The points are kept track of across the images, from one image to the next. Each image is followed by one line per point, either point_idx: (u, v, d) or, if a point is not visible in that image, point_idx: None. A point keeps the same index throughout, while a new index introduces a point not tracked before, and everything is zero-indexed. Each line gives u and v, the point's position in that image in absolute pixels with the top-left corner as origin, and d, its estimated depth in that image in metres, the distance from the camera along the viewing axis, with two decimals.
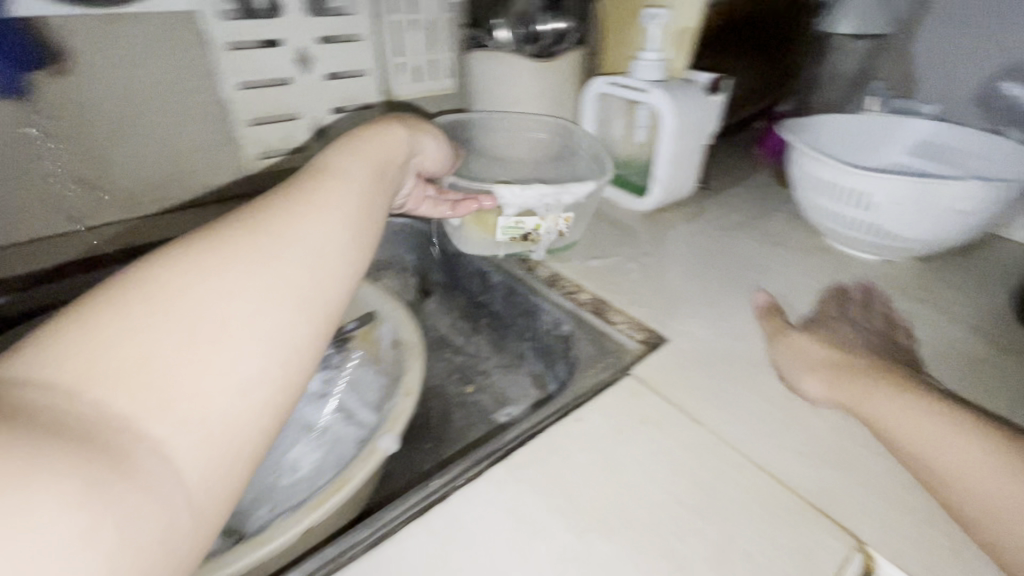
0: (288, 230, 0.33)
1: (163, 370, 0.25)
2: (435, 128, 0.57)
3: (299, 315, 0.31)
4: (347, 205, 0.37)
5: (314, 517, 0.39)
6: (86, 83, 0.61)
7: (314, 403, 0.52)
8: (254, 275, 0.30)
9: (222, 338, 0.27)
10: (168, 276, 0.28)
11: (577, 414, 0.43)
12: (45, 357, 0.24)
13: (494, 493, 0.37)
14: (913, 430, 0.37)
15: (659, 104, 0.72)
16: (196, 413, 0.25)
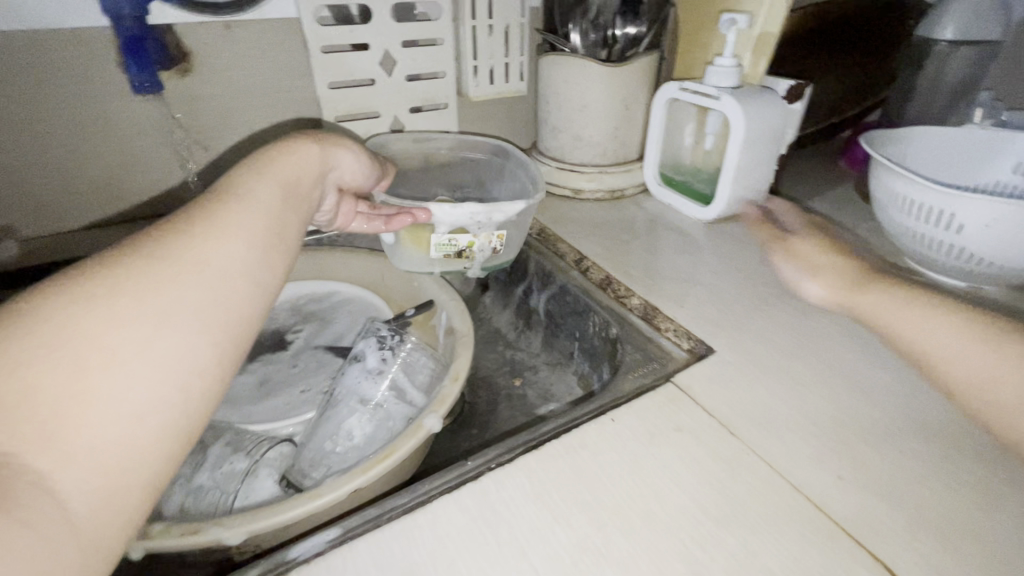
0: (192, 254, 0.32)
1: (37, 409, 0.25)
2: (354, 141, 0.54)
3: (205, 337, 0.31)
4: (258, 225, 0.37)
5: (362, 480, 0.43)
6: (203, 82, 0.70)
7: (371, 378, 0.54)
8: (154, 300, 0.30)
9: (114, 367, 0.27)
10: (56, 307, 0.27)
11: (612, 415, 0.44)
12: None
13: (523, 479, 0.39)
14: (937, 337, 0.42)
15: (731, 111, 0.70)
16: (80, 446, 0.26)
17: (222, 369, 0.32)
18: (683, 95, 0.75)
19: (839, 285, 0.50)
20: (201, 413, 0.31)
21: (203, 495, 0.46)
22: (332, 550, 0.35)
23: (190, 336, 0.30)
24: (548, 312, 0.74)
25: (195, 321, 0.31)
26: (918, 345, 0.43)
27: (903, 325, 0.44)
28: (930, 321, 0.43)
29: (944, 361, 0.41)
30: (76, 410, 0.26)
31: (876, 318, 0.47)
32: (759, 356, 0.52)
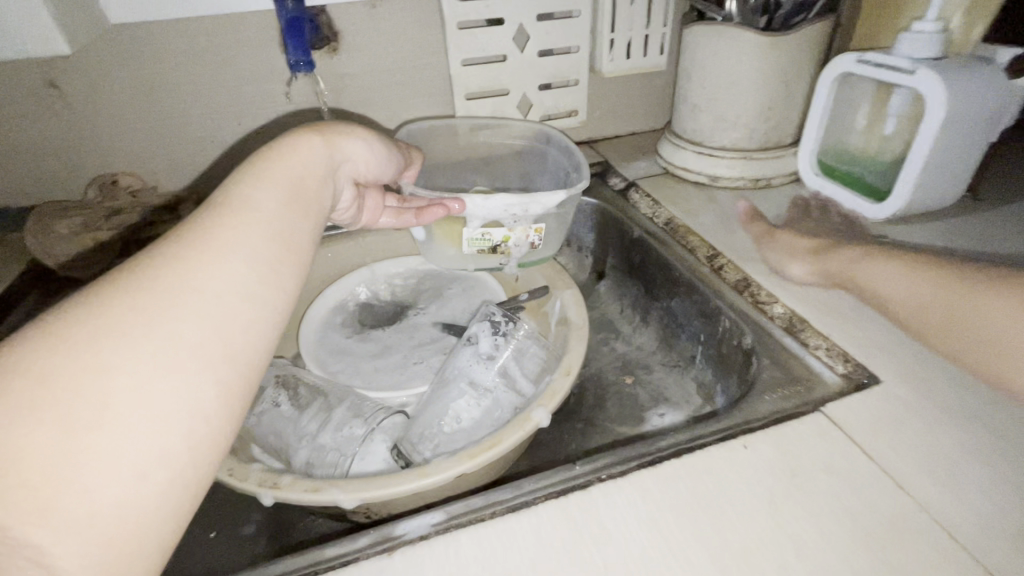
0: (184, 289, 0.32)
1: (15, 476, 0.25)
2: (362, 128, 0.53)
3: (204, 378, 0.31)
4: (255, 245, 0.36)
5: (466, 467, 0.43)
6: (349, 61, 0.74)
7: (481, 363, 0.54)
8: (147, 348, 0.29)
9: (105, 423, 0.27)
10: (43, 361, 0.27)
11: (743, 441, 0.39)
12: None
13: (635, 498, 0.36)
14: (901, 285, 0.48)
15: (926, 88, 0.57)
16: (73, 509, 0.26)
17: (226, 407, 0.32)
18: (859, 69, 0.63)
19: (813, 259, 0.57)
20: (208, 456, 0.31)
21: (323, 454, 0.49)
22: (436, 536, 0.35)
23: (187, 378, 0.30)
24: (670, 309, 0.68)
25: (192, 362, 0.31)
26: (885, 298, 0.49)
27: (874, 282, 0.51)
28: (890, 274, 0.49)
29: (895, 308, 0.48)
30: (62, 473, 0.26)
31: (852, 283, 0.53)
32: (939, 395, 0.43)
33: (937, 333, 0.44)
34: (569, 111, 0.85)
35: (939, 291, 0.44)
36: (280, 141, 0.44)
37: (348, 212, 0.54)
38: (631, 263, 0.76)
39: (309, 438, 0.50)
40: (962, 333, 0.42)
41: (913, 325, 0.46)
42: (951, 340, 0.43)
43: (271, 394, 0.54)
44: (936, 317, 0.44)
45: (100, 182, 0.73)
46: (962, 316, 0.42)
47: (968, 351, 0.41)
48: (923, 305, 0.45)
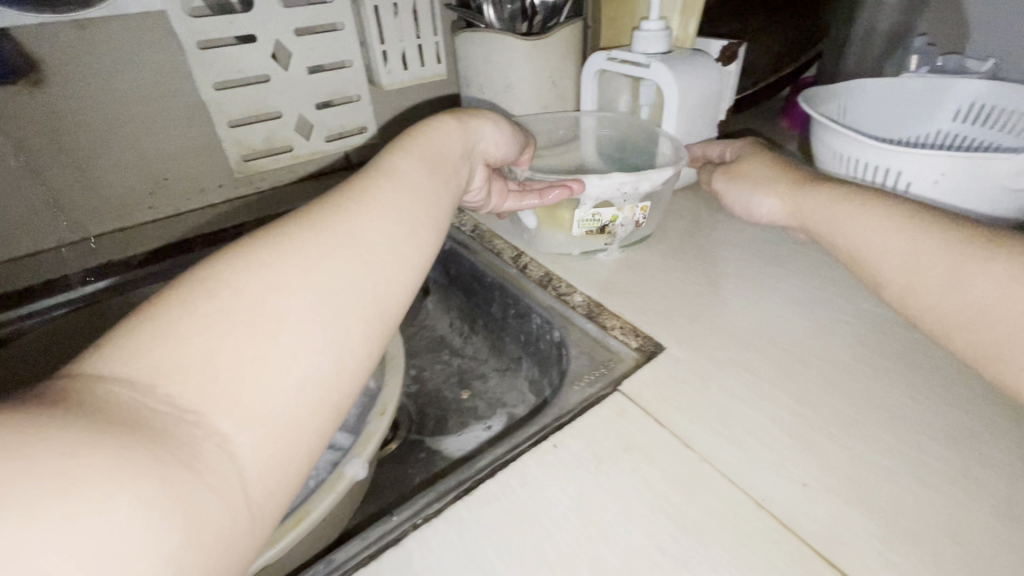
0: (345, 229, 0.34)
1: (218, 365, 0.26)
2: (494, 114, 0.55)
3: (355, 315, 0.32)
4: (402, 203, 0.38)
5: (269, 557, 0.36)
6: (60, 95, 0.60)
7: None
8: (312, 274, 0.31)
9: (279, 333, 0.29)
10: (229, 275, 0.30)
11: (554, 440, 0.39)
12: (123, 353, 0.26)
13: (452, 537, 0.33)
14: (886, 244, 0.43)
15: (661, 79, 0.65)
16: (253, 407, 0.26)
17: (368, 347, 0.32)
18: (610, 65, 0.70)
19: (788, 196, 0.53)
20: (350, 388, 0.31)
21: None
22: None
23: (344, 310, 0.31)
24: (490, 316, 0.68)
25: (345, 294, 0.32)
26: (858, 247, 0.45)
27: (851, 228, 0.46)
28: (882, 227, 0.43)
29: (876, 262, 0.43)
30: (246, 373, 0.27)
31: (827, 230, 0.48)
32: (712, 349, 0.48)
33: (914, 301, 0.41)
34: (357, 128, 0.81)
35: (938, 251, 0.40)
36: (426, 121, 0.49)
37: (478, 194, 0.54)
38: (449, 274, 0.74)
39: None
40: (952, 305, 0.38)
41: (888, 286, 0.43)
42: (943, 317, 0.39)
43: None
44: (926, 285, 0.40)
45: None
46: (957, 286, 0.38)
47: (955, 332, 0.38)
48: (913, 266, 0.41)
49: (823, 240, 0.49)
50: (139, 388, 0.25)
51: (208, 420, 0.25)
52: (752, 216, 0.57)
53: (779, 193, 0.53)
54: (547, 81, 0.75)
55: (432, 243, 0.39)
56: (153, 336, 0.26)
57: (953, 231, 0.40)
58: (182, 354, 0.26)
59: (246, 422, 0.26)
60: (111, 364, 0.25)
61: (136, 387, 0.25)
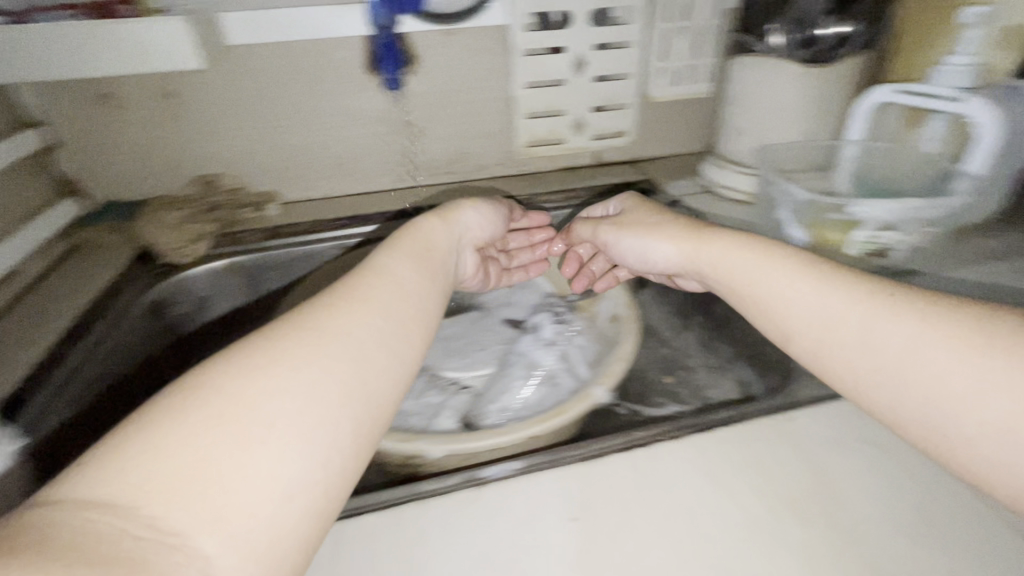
0: (335, 330, 0.38)
1: (204, 476, 0.28)
2: (471, 199, 0.60)
3: (342, 414, 0.35)
4: (389, 302, 0.42)
5: (538, 429, 0.49)
6: (424, 82, 0.84)
7: (541, 348, 0.62)
8: (298, 377, 0.34)
9: (267, 439, 0.31)
10: (217, 384, 0.32)
11: (789, 414, 0.44)
12: (107, 477, 0.28)
13: (696, 455, 0.41)
14: (855, 349, 0.39)
15: (978, 115, 0.63)
16: (235, 524, 0.28)
17: (348, 442, 0.35)
18: (898, 96, 0.68)
19: (684, 244, 0.53)
20: (335, 480, 0.33)
21: (405, 417, 0.55)
22: (520, 476, 0.40)
23: (334, 407, 0.34)
24: (713, 316, 0.77)
25: (330, 395, 0.35)
26: (800, 333, 0.42)
27: (777, 301, 0.44)
28: (798, 298, 0.42)
29: (778, 312, 0.43)
30: (231, 482, 0.29)
31: (720, 278, 0.49)
32: None
33: (842, 380, 0.40)
34: (618, 132, 0.93)
35: (873, 315, 0.38)
36: (416, 218, 0.54)
37: (476, 278, 0.60)
38: None
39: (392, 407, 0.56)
40: (866, 365, 0.38)
41: (797, 339, 0.42)
42: (906, 415, 0.36)
43: None
44: (834, 340, 0.40)
45: (199, 181, 0.84)
46: (868, 341, 0.38)
47: (883, 396, 0.37)
48: (825, 323, 0.40)
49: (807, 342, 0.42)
50: (122, 510, 0.26)
51: (188, 539, 0.27)
52: (650, 262, 0.57)
53: (673, 241, 0.53)
54: (816, 107, 0.77)
55: (413, 334, 0.42)
56: (132, 457, 0.28)
57: (866, 280, 0.41)
58: (160, 472, 0.28)
59: (223, 533, 0.28)
60: (89, 489, 0.27)
61: (114, 510, 0.26)
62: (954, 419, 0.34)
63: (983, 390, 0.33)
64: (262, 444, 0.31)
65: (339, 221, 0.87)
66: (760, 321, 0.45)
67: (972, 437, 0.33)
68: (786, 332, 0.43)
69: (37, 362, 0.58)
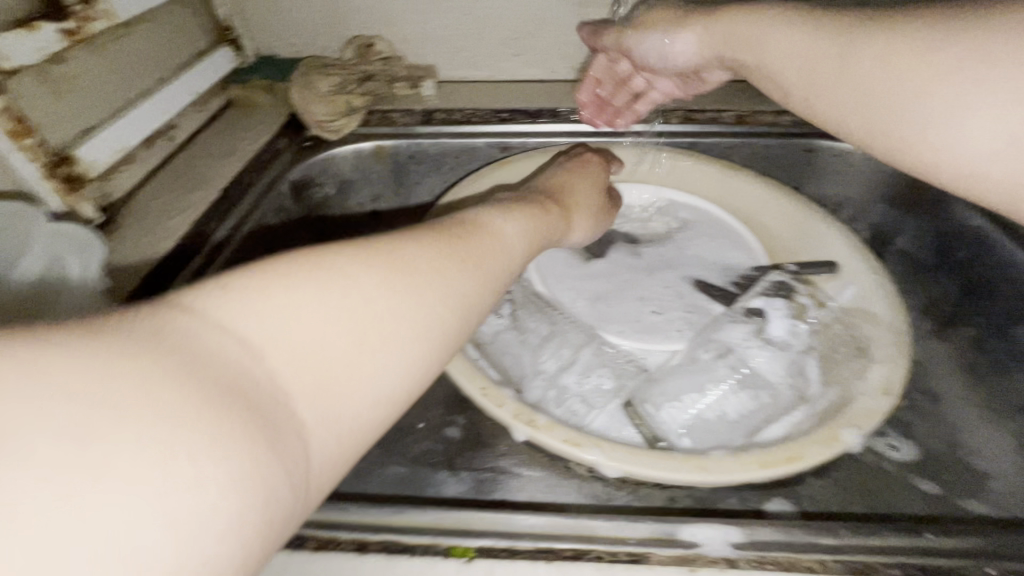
0: (457, 270, 0.27)
1: (315, 363, 0.21)
2: (585, 217, 0.48)
3: (442, 355, 0.26)
4: (502, 272, 0.30)
5: (755, 476, 0.34)
6: None
7: (757, 343, 0.44)
8: (420, 299, 0.25)
9: (377, 352, 0.23)
10: (356, 266, 0.24)
11: None
12: (234, 296, 0.21)
13: None
14: (870, 94, 0.35)
15: None
16: (336, 418, 0.21)
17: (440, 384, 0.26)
18: None
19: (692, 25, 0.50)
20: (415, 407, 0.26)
21: (566, 399, 0.43)
22: (747, 566, 0.29)
23: (437, 350, 0.25)
24: (1002, 329, 0.54)
25: (439, 330, 0.25)
26: (816, 112, 0.40)
27: (762, 49, 0.43)
28: (777, 35, 0.42)
29: (770, 64, 0.43)
30: (337, 378, 0.21)
31: (736, 55, 0.47)
32: None
33: (872, 141, 0.36)
34: None
35: (837, 46, 0.38)
36: (537, 199, 0.42)
37: None
38: (946, 254, 0.59)
39: (546, 377, 0.45)
40: (837, 90, 0.38)
41: (792, 95, 0.42)
42: (922, 152, 0.33)
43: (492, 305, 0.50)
44: (819, 74, 0.39)
45: (358, 43, 0.72)
46: (858, 86, 0.36)
47: (846, 112, 0.38)
48: (798, 59, 0.40)
49: (842, 127, 0.38)
50: (246, 343, 0.20)
51: (297, 408, 0.20)
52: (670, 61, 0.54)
53: (695, 26, 0.50)
54: None
55: None
56: (267, 293, 0.21)
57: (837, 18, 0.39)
58: (279, 326, 0.21)
59: (327, 427, 0.21)
60: (223, 304, 0.20)
61: (241, 343, 0.20)
62: (901, 113, 0.34)
63: (932, 87, 0.32)
64: (377, 360, 0.23)
65: (501, 111, 0.71)
66: (758, 82, 0.45)
67: (912, 134, 0.34)
68: (769, 77, 0.43)
69: (180, 238, 0.52)
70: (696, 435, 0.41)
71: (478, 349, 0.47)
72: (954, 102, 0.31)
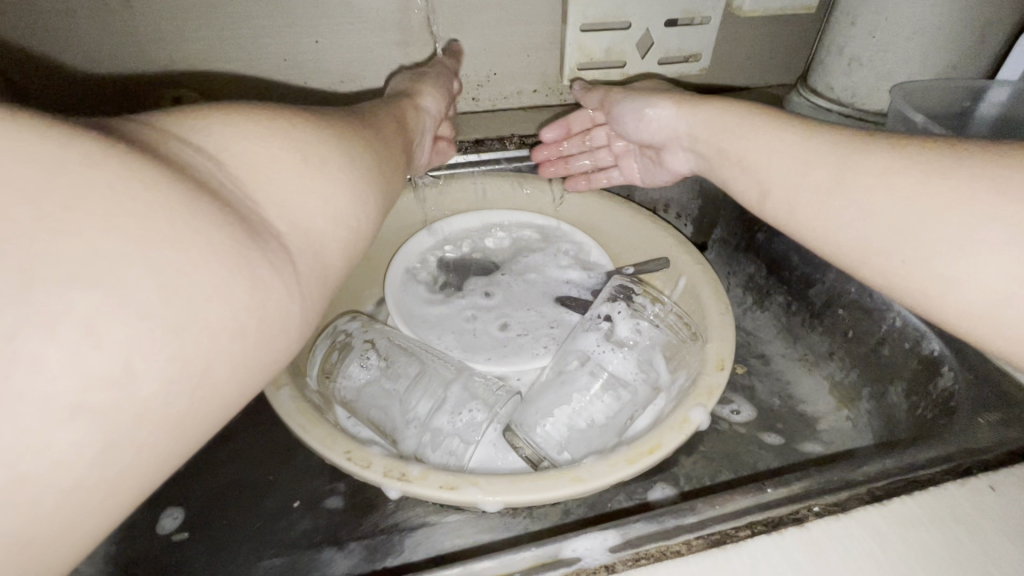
0: (360, 135, 0.36)
1: (268, 173, 0.28)
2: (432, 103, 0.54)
3: (373, 192, 0.34)
4: (390, 147, 0.40)
5: (625, 474, 0.36)
6: None
7: (610, 345, 0.47)
8: (344, 143, 0.33)
9: (322, 174, 0.30)
10: (288, 116, 0.31)
11: (993, 481, 0.32)
12: (195, 130, 0.27)
13: (874, 545, 0.29)
14: (875, 225, 0.32)
15: None
16: (297, 221, 0.28)
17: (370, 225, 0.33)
18: None
19: (679, 106, 0.50)
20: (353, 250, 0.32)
21: (441, 441, 0.42)
22: (626, 568, 0.29)
23: (366, 186, 0.33)
24: (802, 293, 0.60)
25: (364, 170, 0.33)
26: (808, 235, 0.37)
27: (746, 143, 0.42)
28: (772, 141, 0.40)
29: (760, 166, 0.40)
30: (289, 187, 0.28)
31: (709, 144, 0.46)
32: None
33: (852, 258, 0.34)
34: (690, 55, 0.71)
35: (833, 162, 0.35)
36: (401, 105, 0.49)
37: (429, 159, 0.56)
38: (751, 236, 0.65)
39: (418, 423, 0.43)
40: (825, 205, 0.35)
41: (775, 193, 0.39)
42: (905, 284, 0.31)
43: (358, 357, 0.48)
44: (810, 190, 0.36)
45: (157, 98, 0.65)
46: (855, 209, 0.33)
47: (841, 228, 0.34)
48: (798, 171, 0.37)
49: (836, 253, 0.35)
50: (210, 159, 0.26)
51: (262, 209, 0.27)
52: (645, 127, 0.53)
53: (672, 102, 0.50)
54: (963, 39, 0.58)
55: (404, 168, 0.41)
56: (224, 130, 0.28)
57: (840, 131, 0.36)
58: (241, 159, 0.27)
59: (292, 228, 0.28)
60: (189, 137, 0.27)
61: (204, 157, 0.26)
62: (888, 249, 0.32)
63: (921, 196, 0.30)
64: (323, 181, 0.30)
65: None
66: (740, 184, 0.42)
67: (930, 254, 0.30)
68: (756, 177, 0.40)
69: None
70: (568, 448, 0.42)
71: (349, 408, 0.46)
72: (965, 235, 0.28)
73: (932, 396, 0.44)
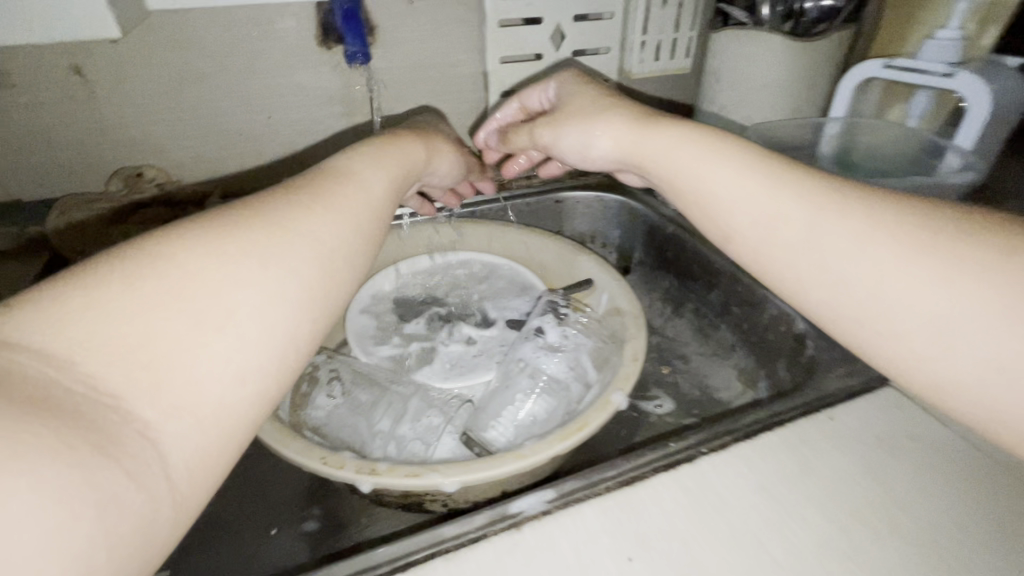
0: (288, 228, 0.34)
1: (148, 351, 0.25)
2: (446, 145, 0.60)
3: (298, 313, 0.32)
4: (340, 231, 0.38)
5: (560, 448, 0.44)
6: (379, 59, 0.72)
7: (545, 352, 0.55)
8: (260, 265, 0.31)
9: (222, 325, 0.28)
10: (176, 253, 0.29)
11: (830, 413, 0.42)
12: (40, 322, 0.23)
13: (743, 468, 0.38)
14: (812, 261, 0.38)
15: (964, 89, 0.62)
16: (185, 394, 0.25)
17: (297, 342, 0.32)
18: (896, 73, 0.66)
19: (626, 132, 0.50)
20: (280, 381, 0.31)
21: (406, 445, 0.49)
22: (557, 510, 0.36)
23: (283, 306, 0.31)
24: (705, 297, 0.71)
25: (285, 291, 0.32)
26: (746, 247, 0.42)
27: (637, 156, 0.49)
28: (710, 156, 0.44)
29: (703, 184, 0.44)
30: (178, 359, 0.26)
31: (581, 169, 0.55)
32: None
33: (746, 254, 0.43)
34: None
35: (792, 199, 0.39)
36: (409, 143, 0.53)
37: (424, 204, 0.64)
38: (662, 255, 0.77)
39: (384, 436, 0.49)
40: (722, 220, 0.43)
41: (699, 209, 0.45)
42: (825, 307, 0.38)
43: (324, 389, 0.54)
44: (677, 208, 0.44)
45: (123, 176, 0.69)
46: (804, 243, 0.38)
47: (775, 248, 0.40)
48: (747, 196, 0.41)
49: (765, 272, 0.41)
50: (56, 362, 0.23)
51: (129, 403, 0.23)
52: (591, 157, 0.54)
53: (617, 124, 0.51)
54: (800, 89, 0.74)
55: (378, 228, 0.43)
56: (84, 308, 0.25)
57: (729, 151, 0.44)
58: (108, 337, 0.24)
59: (180, 410, 0.25)
60: (32, 331, 0.23)
61: (49, 359, 0.23)
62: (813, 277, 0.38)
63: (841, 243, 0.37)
64: (224, 333, 0.28)
65: None
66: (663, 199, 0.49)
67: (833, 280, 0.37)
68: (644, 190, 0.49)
69: None
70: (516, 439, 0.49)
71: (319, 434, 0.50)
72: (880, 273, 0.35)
73: (802, 364, 0.55)
